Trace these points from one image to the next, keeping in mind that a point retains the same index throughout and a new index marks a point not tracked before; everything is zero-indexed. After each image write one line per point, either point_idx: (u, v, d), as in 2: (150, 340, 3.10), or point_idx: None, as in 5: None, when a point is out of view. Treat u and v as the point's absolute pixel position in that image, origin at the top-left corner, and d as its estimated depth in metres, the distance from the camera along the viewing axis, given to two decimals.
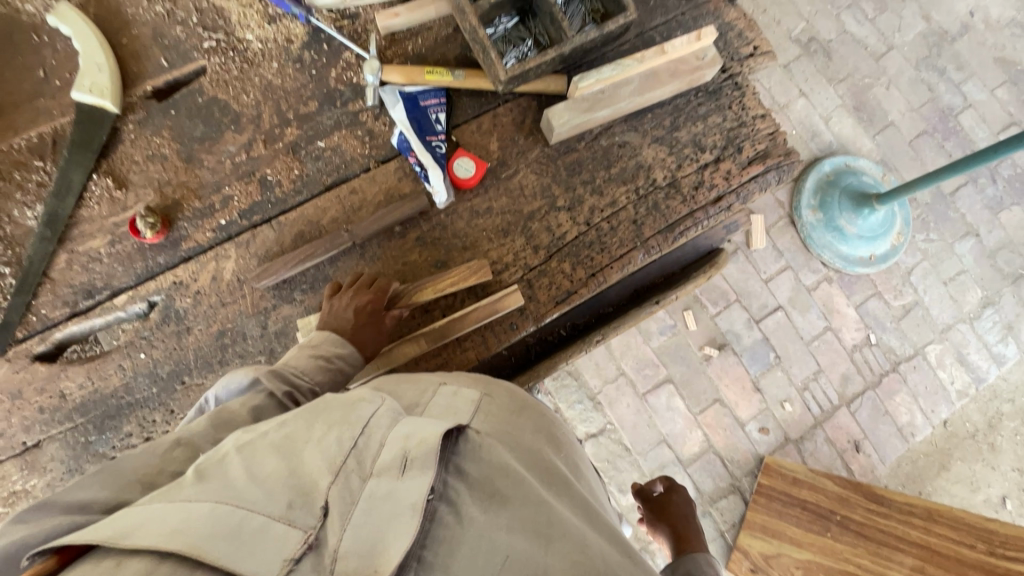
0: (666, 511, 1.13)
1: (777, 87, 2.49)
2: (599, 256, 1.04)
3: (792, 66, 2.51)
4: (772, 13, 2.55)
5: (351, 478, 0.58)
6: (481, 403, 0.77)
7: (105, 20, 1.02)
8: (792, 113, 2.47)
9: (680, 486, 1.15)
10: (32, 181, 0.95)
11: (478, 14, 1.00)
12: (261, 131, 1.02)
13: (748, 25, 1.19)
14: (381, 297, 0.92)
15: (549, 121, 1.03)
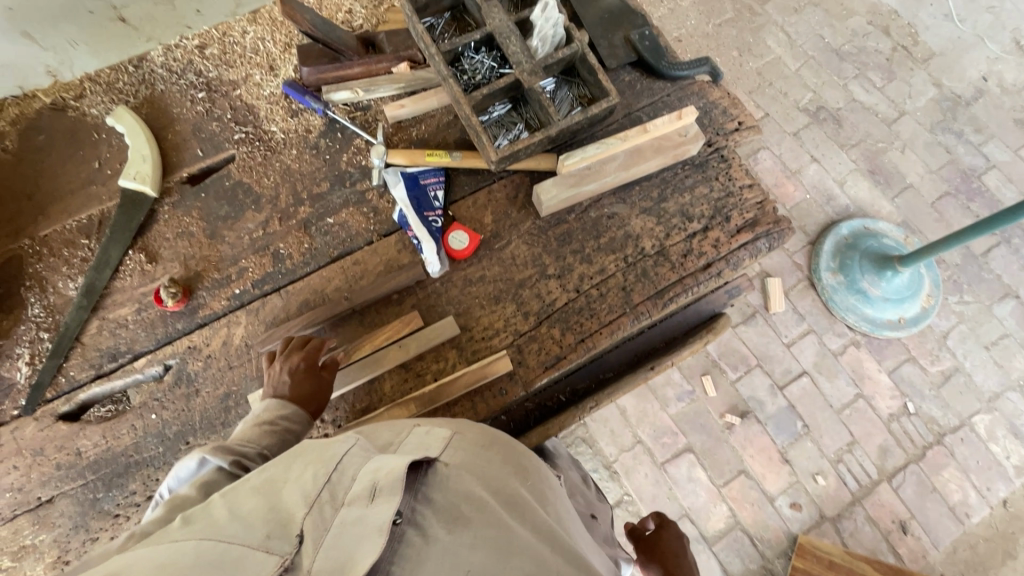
0: (659, 548, 1.17)
1: (788, 153, 2.53)
2: (588, 322, 1.07)
3: (802, 134, 2.57)
4: (777, 86, 2.65)
5: (325, 508, 0.61)
6: (453, 440, 0.77)
7: (155, 119, 1.18)
8: (805, 177, 2.49)
9: (671, 523, 1.21)
10: (77, 256, 1.08)
11: (472, 104, 1.11)
12: (278, 210, 1.13)
13: (732, 103, 1.26)
14: (313, 354, 0.96)
15: (538, 196, 1.10)
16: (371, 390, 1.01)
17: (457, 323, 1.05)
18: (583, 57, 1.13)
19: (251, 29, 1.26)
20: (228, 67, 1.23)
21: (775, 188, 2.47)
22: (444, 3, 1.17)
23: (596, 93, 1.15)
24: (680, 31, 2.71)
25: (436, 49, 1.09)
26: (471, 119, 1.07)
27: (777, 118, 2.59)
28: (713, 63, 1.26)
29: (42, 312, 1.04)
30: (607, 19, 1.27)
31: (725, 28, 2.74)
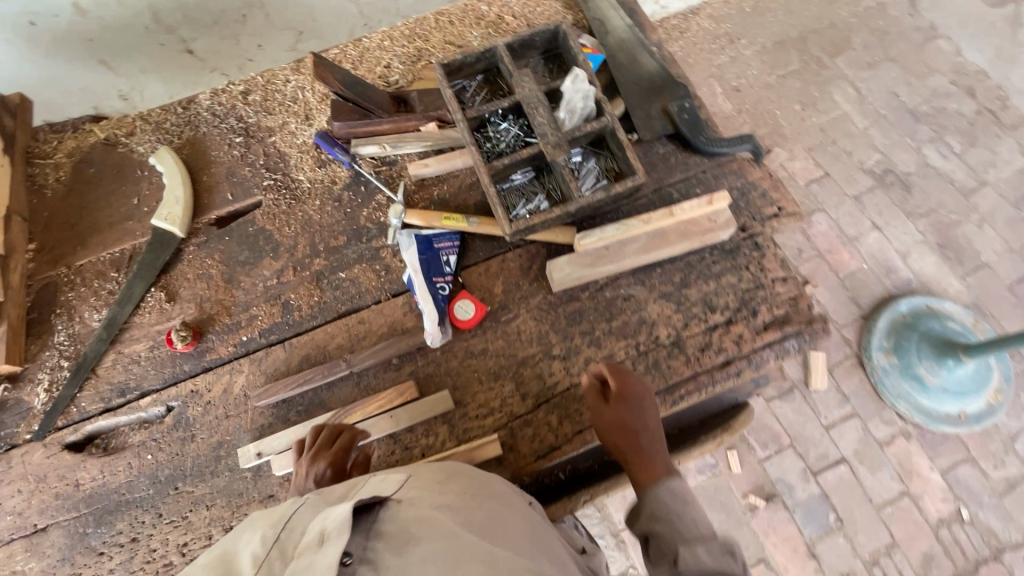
0: (623, 413, 0.93)
1: (846, 218, 2.35)
2: (588, 412, 1.00)
3: (864, 197, 2.38)
4: (841, 145, 2.48)
5: (273, 563, 0.58)
6: (407, 481, 0.75)
7: (194, 160, 1.24)
8: (863, 245, 2.31)
9: (629, 395, 0.93)
10: (105, 288, 1.13)
11: (493, 172, 1.09)
12: (294, 259, 1.15)
13: (773, 186, 1.18)
14: (340, 458, 0.88)
15: (549, 273, 1.07)
16: None
17: (452, 397, 1.02)
18: (613, 132, 1.09)
19: (293, 78, 1.30)
20: (267, 113, 1.27)
21: (828, 254, 2.30)
22: (478, 68, 1.17)
23: (623, 169, 1.11)
24: (740, 80, 2.59)
25: (462, 114, 1.08)
26: (488, 188, 1.04)
27: (838, 179, 2.42)
28: (755, 141, 1.19)
29: (65, 340, 1.09)
30: (646, 89, 1.23)
31: (789, 79, 2.60)
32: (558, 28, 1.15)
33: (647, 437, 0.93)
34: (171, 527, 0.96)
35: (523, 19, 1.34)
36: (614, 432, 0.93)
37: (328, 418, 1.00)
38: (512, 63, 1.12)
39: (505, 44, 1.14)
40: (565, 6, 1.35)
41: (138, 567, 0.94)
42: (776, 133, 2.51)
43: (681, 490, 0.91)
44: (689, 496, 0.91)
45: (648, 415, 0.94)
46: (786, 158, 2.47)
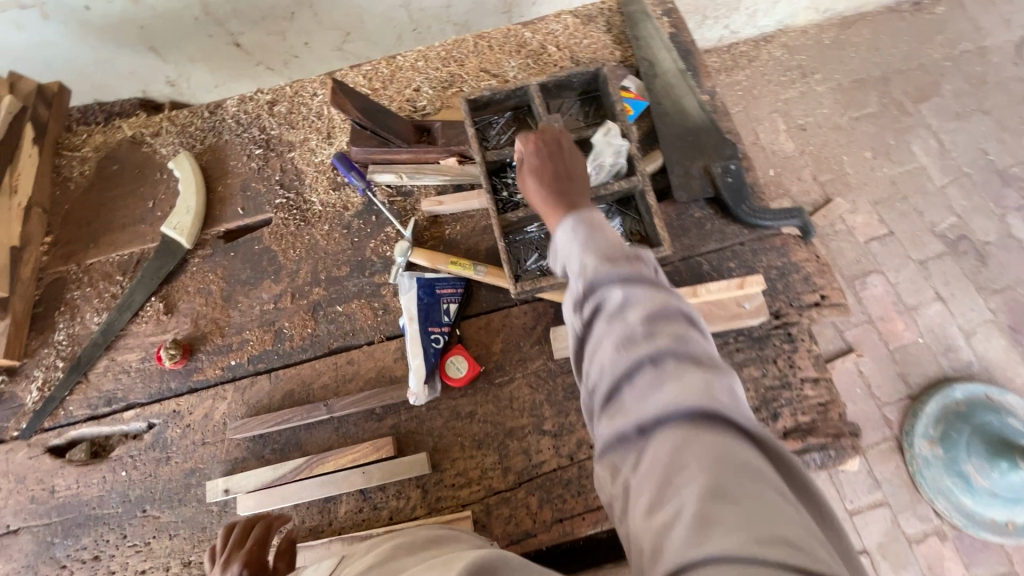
0: (540, 162, 0.89)
1: (907, 283, 2.06)
2: (573, 500, 0.92)
3: (930, 263, 2.08)
4: (912, 202, 2.14)
5: None
6: (339, 559, 0.70)
7: (212, 168, 1.22)
8: (920, 316, 2.03)
9: (567, 154, 0.91)
10: (109, 291, 1.13)
11: (506, 223, 1.01)
12: (295, 285, 1.11)
13: (819, 270, 1.05)
14: (256, 554, 0.75)
15: (553, 337, 1.01)
16: (325, 510, 0.95)
17: (430, 460, 0.96)
18: (642, 194, 0.99)
19: (321, 93, 1.26)
20: (290, 127, 1.24)
21: (879, 322, 2.05)
22: (507, 105, 1.09)
23: (649, 236, 1.01)
24: (807, 118, 2.24)
25: (482, 158, 1.01)
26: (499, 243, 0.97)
27: (904, 239, 2.10)
28: (805, 217, 1.06)
29: (64, 340, 1.10)
30: (689, 145, 1.12)
31: (863, 121, 2.23)
32: (599, 71, 1.05)
33: (565, 176, 0.88)
34: (133, 551, 0.94)
35: (566, 52, 1.25)
36: (534, 179, 0.88)
37: (299, 464, 0.96)
38: (543, 107, 1.03)
39: (538, 83, 1.06)
40: (613, 42, 1.26)
41: None
42: (840, 181, 2.17)
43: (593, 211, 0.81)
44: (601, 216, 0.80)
45: (568, 164, 0.90)
46: (847, 210, 2.14)
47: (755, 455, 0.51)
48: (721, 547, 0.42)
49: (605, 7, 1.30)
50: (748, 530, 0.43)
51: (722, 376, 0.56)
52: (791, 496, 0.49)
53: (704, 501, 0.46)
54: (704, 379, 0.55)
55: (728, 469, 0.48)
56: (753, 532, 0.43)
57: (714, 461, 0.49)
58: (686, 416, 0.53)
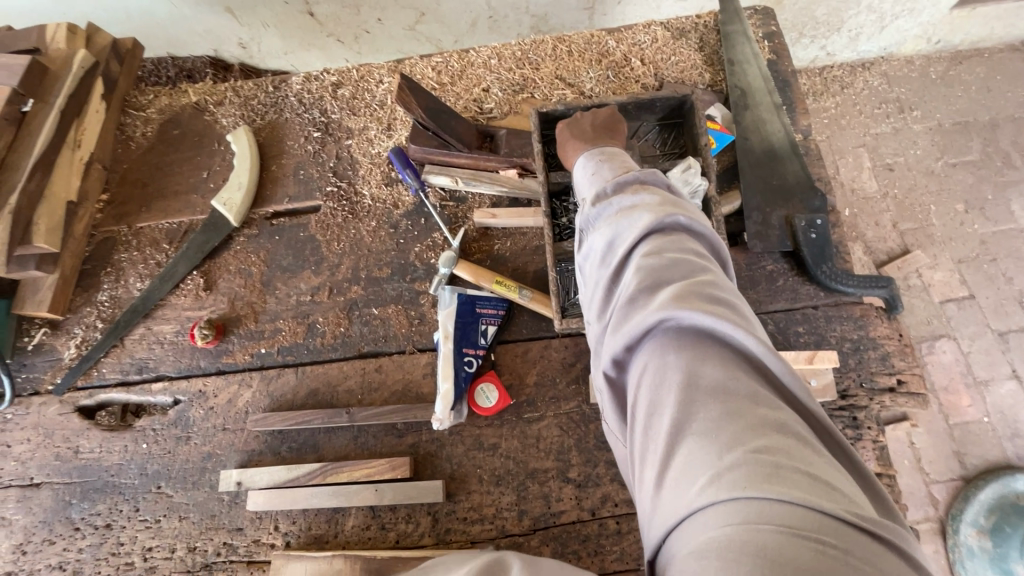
0: (562, 132, 0.91)
1: (980, 354, 1.60)
2: (587, 558, 0.86)
3: (1013, 336, 1.60)
4: (1002, 265, 1.64)
5: None
6: None
7: (269, 146, 1.20)
8: (990, 394, 1.57)
9: (601, 115, 0.90)
10: (154, 258, 1.13)
11: (561, 251, 0.94)
12: (333, 280, 1.08)
13: (901, 350, 0.94)
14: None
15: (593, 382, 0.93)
16: (333, 520, 0.93)
17: (446, 488, 0.92)
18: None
19: (387, 81, 1.21)
20: (351, 113, 1.19)
21: (941, 392, 1.58)
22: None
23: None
24: (898, 158, 1.75)
25: (546, 178, 0.94)
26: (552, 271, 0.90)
27: (985, 304, 1.62)
28: (896, 289, 0.94)
29: (106, 301, 1.11)
30: (775, 189, 1.01)
31: (959, 170, 1.72)
32: (687, 97, 0.95)
33: (584, 138, 0.87)
34: (143, 526, 0.96)
35: (652, 67, 1.15)
36: (563, 153, 0.90)
37: (314, 469, 0.93)
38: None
39: (618, 102, 0.97)
40: (704, 63, 1.15)
41: (104, 556, 0.95)
42: (923, 233, 1.69)
43: (598, 157, 0.78)
44: (604, 159, 0.77)
45: (587, 126, 0.89)
46: (926, 264, 1.66)
47: (727, 369, 0.48)
48: (687, 482, 0.42)
49: (701, 21, 1.18)
50: (712, 465, 0.42)
51: (691, 286, 0.52)
52: (762, 402, 0.46)
53: (672, 440, 0.45)
54: (665, 298, 0.51)
55: (692, 398, 0.46)
56: (716, 467, 0.42)
57: (680, 392, 0.47)
58: (655, 353, 0.50)
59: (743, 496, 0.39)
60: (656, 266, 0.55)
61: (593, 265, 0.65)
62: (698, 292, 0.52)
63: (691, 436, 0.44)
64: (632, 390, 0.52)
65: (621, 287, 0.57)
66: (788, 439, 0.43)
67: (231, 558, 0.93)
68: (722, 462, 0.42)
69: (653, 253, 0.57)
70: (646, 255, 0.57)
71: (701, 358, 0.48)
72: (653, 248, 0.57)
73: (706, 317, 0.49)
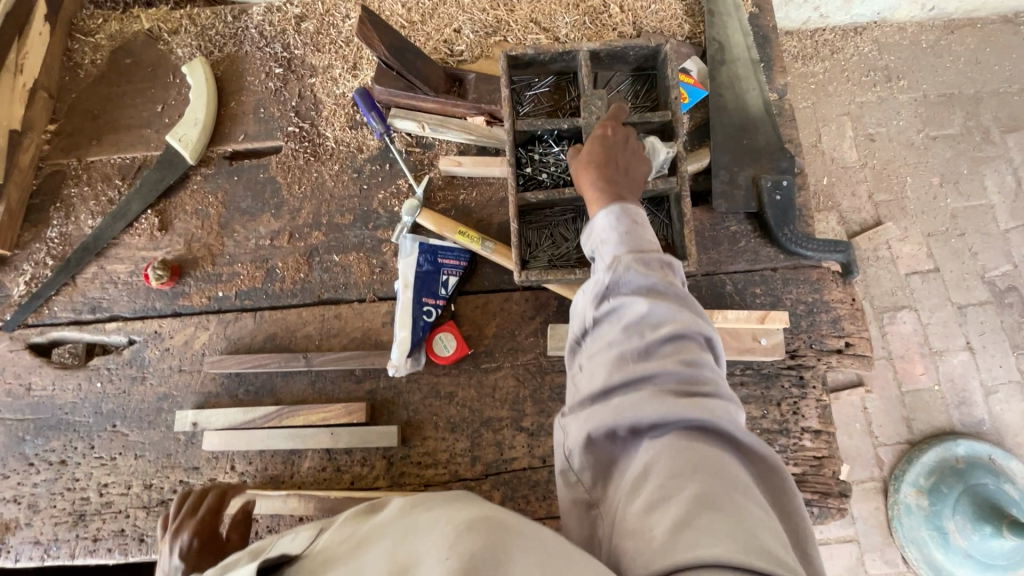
0: (599, 152, 0.78)
1: (938, 325, 1.64)
2: (536, 503, 0.89)
3: (970, 310, 1.65)
4: (969, 240, 1.67)
5: None
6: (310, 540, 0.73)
7: (228, 81, 1.14)
8: (942, 363, 1.62)
9: (631, 146, 0.81)
10: (106, 195, 1.09)
11: (524, 203, 0.92)
12: (293, 225, 1.05)
13: (852, 315, 0.96)
14: (207, 522, 0.79)
15: (548, 335, 0.94)
16: (289, 461, 0.94)
17: (401, 433, 0.93)
18: (676, 198, 0.89)
19: (353, 16, 1.14)
20: (316, 49, 1.13)
21: (897, 360, 1.64)
22: (557, 74, 0.99)
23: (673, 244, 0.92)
24: (880, 128, 1.73)
25: (511, 126, 0.90)
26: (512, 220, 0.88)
27: (948, 278, 1.66)
28: (853, 254, 0.95)
29: (56, 238, 1.07)
30: (744, 149, 1.00)
31: (938, 143, 1.71)
32: (659, 48, 0.92)
33: (619, 179, 0.77)
34: (98, 463, 0.96)
35: (631, 14, 1.10)
36: (592, 175, 0.77)
37: (271, 412, 0.94)
38: (590, 79, 0.91)
39: (590, 49, 0.92)
40: (685, 13, 1.10)
41: (59, 490, 0.96)
42: (896, 205, 1.70)
43: (629, 214, 0.71)
44: (638, 220, 0.71)
45: (614, 154, 0.79)
46: (896, 236, 1.68)
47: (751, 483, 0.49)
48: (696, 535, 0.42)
49: None
50: (737, 538, 0.41)
51: (726, 405, 0.54)
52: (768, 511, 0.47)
53: (690, 507, 0.44)
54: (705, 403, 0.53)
55: (717, 486, 0.46)
56: (743, 542, 0.41)
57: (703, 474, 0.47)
58: (681, 440, 0.51)
59: (753, 560, 0.39)
60: (689, 366, 0.57)
61: (612, 324, 0.64)
62: (729, 408, 0.54)
63: (714, 509, 0.44)
64: (645, 463, 0.51)
65: (650, 365, 0.57)
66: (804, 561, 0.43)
67: None
68: (748, 538, 0.41)
69: (685, 352, 0.58)
70: (677, 347, 0.59)
71: (729, 461, 0.50)
72: (688, 348, 0.59)
73: (741, 432, 0.52)
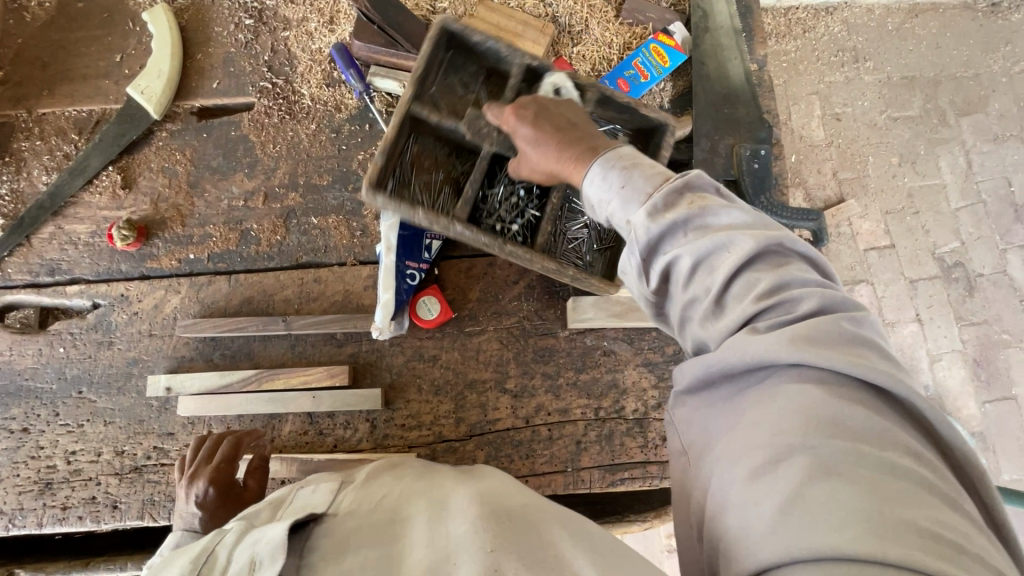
0: (548, 132, 0.72)
1: (891, 298, 1.74)
2: (520, 462, 0.91)
3: (921, 284, 1.74)
4: (923, 218, 1.76)
5: None
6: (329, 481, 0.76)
7: (193, 31, 1.07)
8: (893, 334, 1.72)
9: (545, 102, 0.77)
10: (61, 150, 1.02)
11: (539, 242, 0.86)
12: (268, 185, 1.01)
13: None
14: (224, 471, 0.77)
15: (569, 313, 0.95)
16: (268, 425, 0.93)
17: (384, 396, 0.93)
18: (604, 98, 0.85)
19: None
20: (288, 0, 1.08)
21: None
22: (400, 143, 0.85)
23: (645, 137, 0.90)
24: (846, 108, 1.77)
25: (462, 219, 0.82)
26: (565, 270, 0.82)
27: (903, 254, 1.75)
28: (823, 222, 0.99)
29: (7, 195, 1.00)
30: (724, 118, 1.02)
31: (899, 124, 1.78)
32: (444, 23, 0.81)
33: (574, 133, 0.72)
34: (64, 431, 0.93)
35: None
36: (562, 158, 0.70)
37: (249, 376, 0.92)
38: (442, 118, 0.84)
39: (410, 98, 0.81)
40: None
41: (22, 459, 0.92)
42: (859, 183, 1.75)
43: (613, 164, 0.64)
44: (630, 162, 0.63)
45: (551, 124, 0.73)
46: (857, 213, 1.75)
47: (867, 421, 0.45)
48: (820, 523, 0.40)
49: None
50: (856, 518, 0.40)
51: (821, 332, 0.48)
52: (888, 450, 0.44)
53: (807, 482, 0.42)
54: (793, 345, 0.47)
55: (823, 451, 0.43)
56: (863, 522, 0.39)
57: (807, 438, 0.44)
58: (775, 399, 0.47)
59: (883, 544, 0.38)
60: (771, 300, 0.50)
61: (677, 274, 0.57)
62: (834, 333, 0.48)
63: (836, 482, 0.41)
64: (744, 431, 0.48)
65: (734, 314, 0.51)
66: (949, 506, 0.42)
67: (162, 461, 0.91)
68: (879, 517, 0.40)
69: (772, 280, 0.51)
70: (752, 278, 0.52)
71: (833, 409, 0.45)
72: (775, 274, 0.52)
73: (840, 367, 0.46)
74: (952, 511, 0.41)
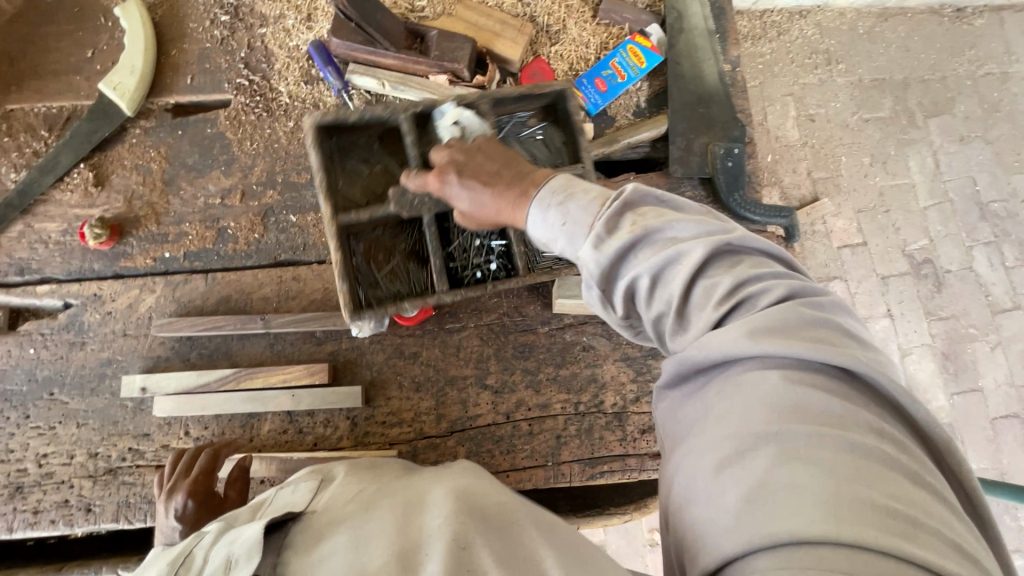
0: (479, 189, 0.72)
1: (863, 294, 1.79)
2: (500, 457, 0.92)
3: (891, 280, 1.80)
4: (893, 216, 1.81)
5: None
6: None
7: (167, 27, 1.06)
8: None
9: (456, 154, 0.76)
10: (31, 146, 1.00)
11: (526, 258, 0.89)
12: (245, 183, 1.00)
13: None
14: (201, 483, 0.77)
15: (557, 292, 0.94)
16: (247, 425, 0.92)
17: (364, 394, 0.93)
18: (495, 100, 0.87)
19: None
20: None
21: None
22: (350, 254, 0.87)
23: (557, 109, 0.93)
24: (820, 109, 1.82)
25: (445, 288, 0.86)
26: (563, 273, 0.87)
27: (874, 251, 1.80)
28: (795, 218, 1.02)
29: None
30: (699, 117, 1.04)
31: (870, 125, 1.83)
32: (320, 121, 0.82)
33: (500, 174, 0.72)
34: (35, 433, 0.91)
35: None
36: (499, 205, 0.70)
37: (227, 375, 0.91)
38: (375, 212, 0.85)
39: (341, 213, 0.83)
40: None
41: None
42: (832, 182, 1.80)
43: (548, 201, 0.64)
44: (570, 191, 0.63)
45: (478, 174, 0.73)
46: (831, 212, 1.79)
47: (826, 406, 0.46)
48: (782, 513, 0.42)
49: None
50: (816, 504, 0.41)
51: (777, 325, 0.50)
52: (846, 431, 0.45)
53: (768, 472, 0.44)
54: (749, 343, 0.49)
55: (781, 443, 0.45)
56: (823, 506, 0.41)
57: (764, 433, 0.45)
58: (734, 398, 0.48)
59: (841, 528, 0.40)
60: (728, 300, 0.52)
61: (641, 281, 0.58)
62: (786, 324, 0.49)
63: (792, 471, 0.43)
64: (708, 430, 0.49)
65: (695, 318, 0.52)
66: (905, 478, 0.44)
67: (137, 463, 0.90)
68: (838, 498, 0.41)
69: (730, 281, 0.52)
70: (711, 279, 0.53)
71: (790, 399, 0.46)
72: (734, 269, 0.54)
73: (794, 358, 0.48)
74: (908, 482, 0.43)
